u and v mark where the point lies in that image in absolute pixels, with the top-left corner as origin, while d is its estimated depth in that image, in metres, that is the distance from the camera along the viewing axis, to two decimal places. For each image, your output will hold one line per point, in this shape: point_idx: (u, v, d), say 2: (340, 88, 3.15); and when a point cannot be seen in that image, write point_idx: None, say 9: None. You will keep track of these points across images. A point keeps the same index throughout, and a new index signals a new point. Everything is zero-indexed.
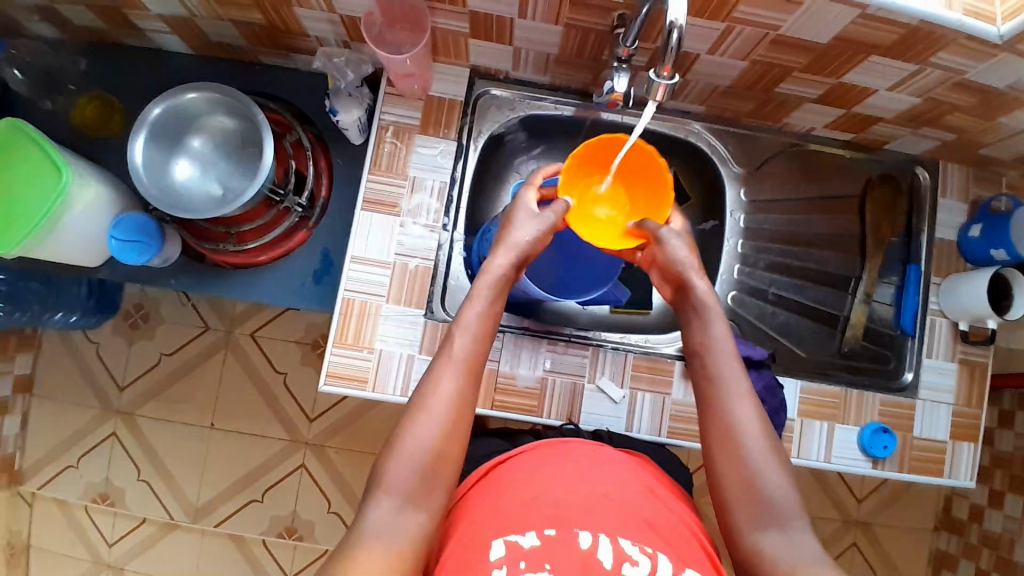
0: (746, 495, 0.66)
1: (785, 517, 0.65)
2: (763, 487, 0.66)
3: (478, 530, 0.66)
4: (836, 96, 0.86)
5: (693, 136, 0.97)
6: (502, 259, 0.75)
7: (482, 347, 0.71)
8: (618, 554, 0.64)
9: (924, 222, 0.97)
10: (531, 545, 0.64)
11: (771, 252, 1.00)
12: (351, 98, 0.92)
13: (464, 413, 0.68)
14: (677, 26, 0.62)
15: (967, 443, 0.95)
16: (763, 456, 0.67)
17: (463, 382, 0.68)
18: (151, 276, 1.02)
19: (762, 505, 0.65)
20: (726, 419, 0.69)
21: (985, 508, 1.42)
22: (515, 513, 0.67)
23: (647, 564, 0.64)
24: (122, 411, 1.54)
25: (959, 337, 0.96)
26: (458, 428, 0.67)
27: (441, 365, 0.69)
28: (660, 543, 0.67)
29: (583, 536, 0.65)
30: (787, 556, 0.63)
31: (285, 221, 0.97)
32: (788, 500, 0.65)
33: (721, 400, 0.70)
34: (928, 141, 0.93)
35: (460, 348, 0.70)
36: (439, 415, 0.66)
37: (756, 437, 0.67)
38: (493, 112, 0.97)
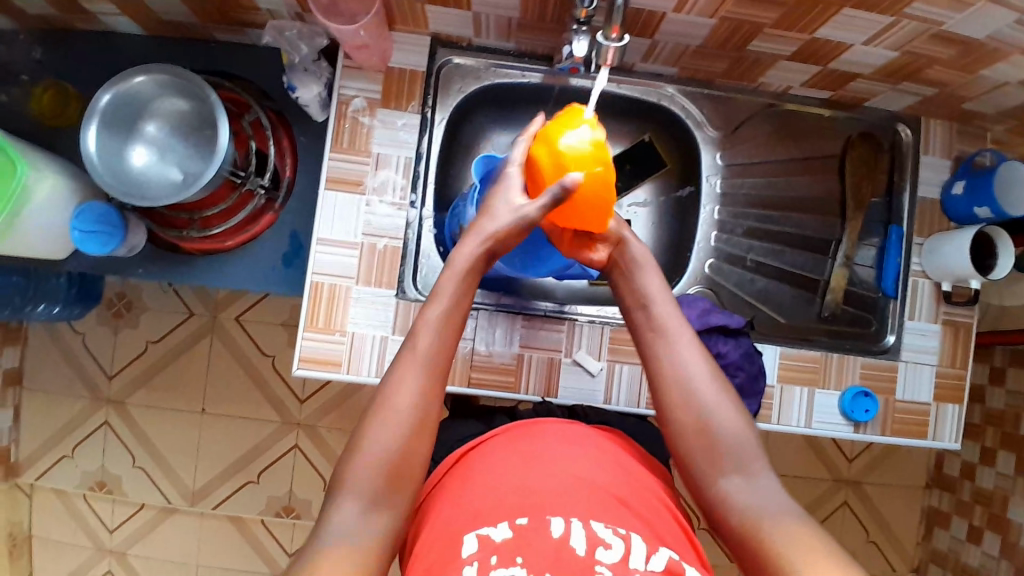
0: (703, 441, 0.67)
1: (743, 459, 0.66)
2: (718, 430, 0.67)
3: (451, 526, 0.65)
4: (811, 52, 0.82)
5: (666, 100, 0.93)
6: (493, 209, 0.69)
7: (447, 343, 0.65)
8: (591, 539, 0.62)
9: (906, 178, 0.94)
10: (503, 538, 0.62)
11: (749, 217, 0.98)
12: (309, 73, 0.89)
13: (428, 422, 0.63)
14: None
15: (951, 405, 0.94)
16: (717, 397, 0.68)
17: (430, 376, 0.64)
18: (120, 266, 1.00)
19: (719, 448, 0.67)
20: (675, 369, 0.70)
21: (977, 465, 1.42)
22: (486, 505, 0.65)
23: (620, 547, 0.62)
24: (113, 400, 1.54)
25: (942, 297, 0.94)
26: (420, 439, 0.62)
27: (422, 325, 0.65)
28: (634, 522, 0.66)
29: (555, 523, 0.63)
30: (745, 496, 0.64)
31: (250, 204, 0.95)
32: (744, 441, 0.67)
33: (667, 349, 0.71)
34: (909, 96, 0.90)
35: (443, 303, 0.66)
36: (415, 383, 0.62)
37: (703, 380, 0.69)
38: (457, 82, 0.93)
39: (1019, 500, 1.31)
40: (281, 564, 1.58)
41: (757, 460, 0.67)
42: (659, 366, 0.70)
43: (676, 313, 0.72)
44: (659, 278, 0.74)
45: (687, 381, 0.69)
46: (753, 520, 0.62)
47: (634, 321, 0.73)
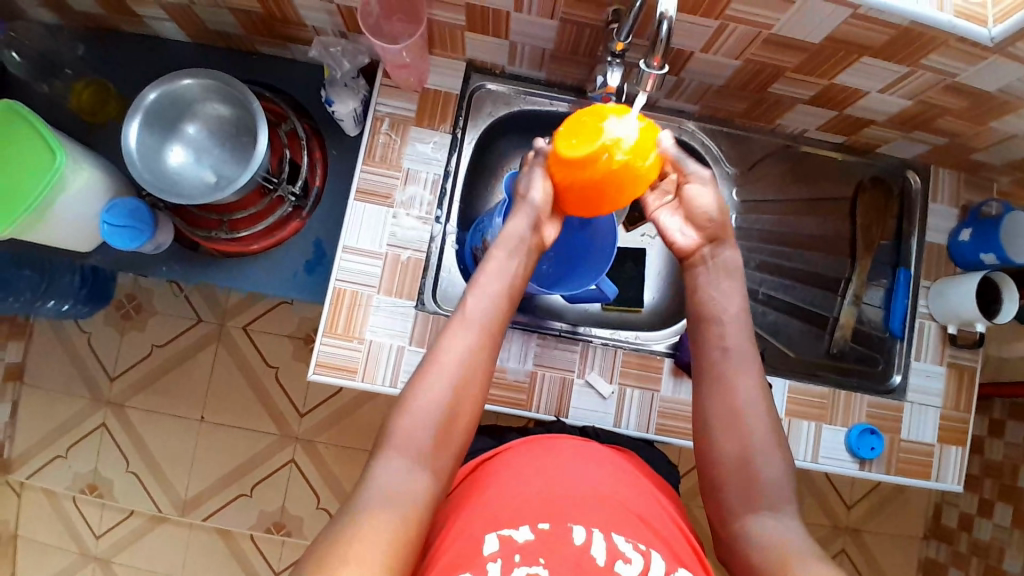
0: (739, 474, 0.69)
1: (777, 501, 0.67)
2: (758, 468, 0.69)
3: (471, 524, 0.66)
4: (830, 96, 0.86)
5: (686, 135, 0.98)
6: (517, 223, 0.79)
7: (494, 309, 0.75)
8: (611, 550, 0.63)
9: (914, 226, 0.98)
10: (525, 540, 0.63)
11: (762, 252, 1.00)
12: (347, 90, 0.93)
13: (474, 376, 0.71)
14: (667, 18, 0.63)
15: (956, 448, 0.95)
16: (763, 436, 0.71)
17: (478, 337, 0.73)
18: (143, 263, 1.02)
19: (756, 485, 0.68)
20: (730, 399, 0.73)
21: (975, 517, 1.43)
22: (508, 508, 0.67)
23: (640, 561, 0.63)
24: (112, 402, 1.53)
25: (948, 340, 0.96)
26: (469, 389, 0.70)
27: (456, 326, 0.73)
28: (653, 539, 0.67)
29: (577, 532, 0.64)
30: (771, 537, 0.64)
31: (278, 210, 0.98)
32: (780, 485, 0.68)
33: (725, 377, 0.75)
34: (919, 145, 0.94)
35: (475, 310, 0.74)
36: (449, 375, 0.69)
37: (757, 417, 0.72)
38: (488, 106, 0.98)
39: (1017, 554, 1.30)
40: None
41: (789, 506, 0.67)
42: (716, 387, 0.74)
43: (743, 340, 0.77)
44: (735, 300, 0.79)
45: (739, 410, 0.72)
46: (775, 551, 0.62)
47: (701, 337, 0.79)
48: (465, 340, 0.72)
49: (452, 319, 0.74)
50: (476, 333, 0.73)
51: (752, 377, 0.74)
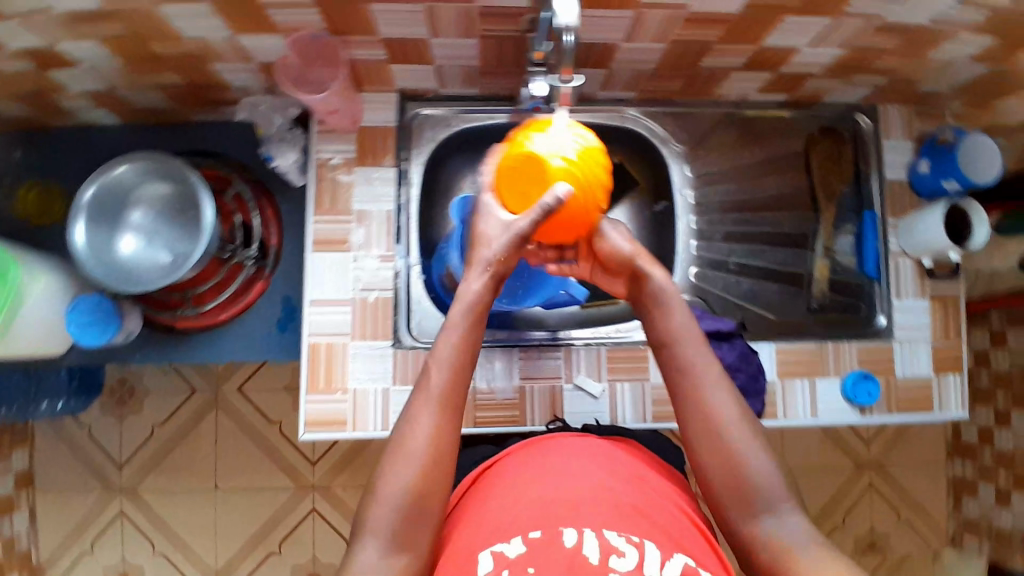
0: (734, 484, 0.67)
1: (774, 499, 0.66)
2: (751, 472, 0.67)
3: (466, 546, 0.65)
4: (761, 59, 0.85)
5: (629, 122, 0.98)
6: (475, 281, 0.74)
7: (459, 379, 0.70)
8: (604, 546, 0.62)
9: (872, 166, 0.97)
10: (517, 553, 0.62)
11: (725, 223, 1.00)
12: (285, 142, 0.95)
13: (445, 449, 0.67)
14: (570, 30, 0.64)
15: (953, 375, 0.95)
16: (749, 444, 0.68)
17: (443, 414, 0.68)
18: (117, 354, 1.01)
19: (750, 491, 0.67)
20: (707, 416, 0.69)
21: (993, 429, 1.43)
22: (501, 521, 0.66)
23: (634, 553, 0.62)
24: (126, 487, 1.53)
25: (925, 273, 0.95)
26: (441, 466, 0.66)
27: (418, 403, 0.69)
28: (648, 529, 0.65)
29: (569, 533, 0.63)
30: (780, 537, 0.65)
31: (240, 275, 0.98)
32: (774, 482, 0.67)
33: (700, 394, 0.70)
34: (862, 87, 0.94)
35: (437, 382, 0.69)
36: (418, 457, 0.66)
37: (736, 427, 0.69)
38: (427, 131, 0.97)
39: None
40: None
41: (788, 502, 0.66)
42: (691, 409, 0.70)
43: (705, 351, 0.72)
44: (683, 313, 0.74)
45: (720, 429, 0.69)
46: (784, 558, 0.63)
47: (663, 363, 0.74)
48: (430, 420, 0.67)
49: (416, 394, 0.69)
50: (434, 412, 0.68)
51: (724, 391, 0.70)
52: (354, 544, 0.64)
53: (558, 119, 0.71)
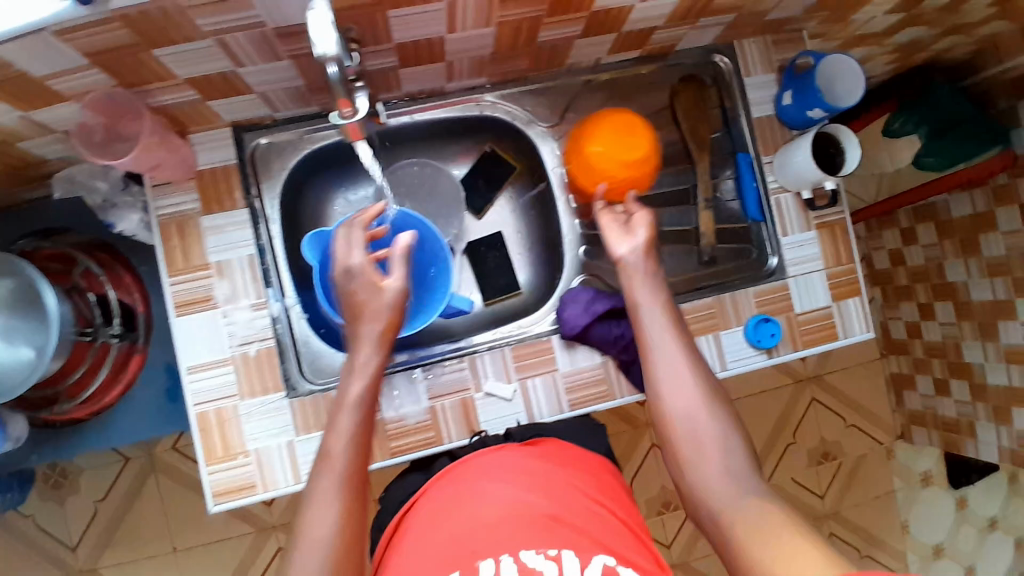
0: (692, 446, 0.68)
1: (732, 460, 0.66)
2: (707, 436, 0.68)
3: None
4: (598, 23, 0.81)
5: (488, 109, 0.93)
6: (361, 355, 0.71)
7: (362, 453, 0.68)
8: (523, 570, 0.63)
9: (738, 106, 0.96)
10: None
11: (605, 194, 0.99)
12: (121, 206, 0.88)
13: (356, 533, 0.64)
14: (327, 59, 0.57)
15: (852, 299, 0.96)
16: (709, 408, 0.69)
17: (348, 497, 0.65)
18: (17, 458, 0.95)
19: (708, 452, 0.67)
20: (663, 379, 0.71)
21: (921, 322, 1.46)
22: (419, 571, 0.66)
23: (552, 569, 0.64)
24: (84, 570, 1.46)
25: (807, 205, 0.95)
26: (352, 548, 0.64)
27: (322, 486, 0.65)
28: (567, 537, 0.67)
29: (486, 566, 0.64)
30: (742, 505, 0.63)
31: (109, 355, 0.91)
32: (733, 445, 0.67)
33: (657, 359, 0.72)
34: (712, 29, 0.90)
35: (342, 461, 0.67)
36: (323, 543, 0.62)
37: (695, 394, 0.69)
38: (275, 160, 0.90)
39: (972, 343, 1.32)
40: None
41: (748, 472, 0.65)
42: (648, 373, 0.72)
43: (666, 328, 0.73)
44: (654, 294, 0.76)
45: (681, 395, 0.69)
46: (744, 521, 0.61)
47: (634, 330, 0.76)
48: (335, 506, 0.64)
49: (317, 474, 0.66)
50: (339, 498, 0.64)
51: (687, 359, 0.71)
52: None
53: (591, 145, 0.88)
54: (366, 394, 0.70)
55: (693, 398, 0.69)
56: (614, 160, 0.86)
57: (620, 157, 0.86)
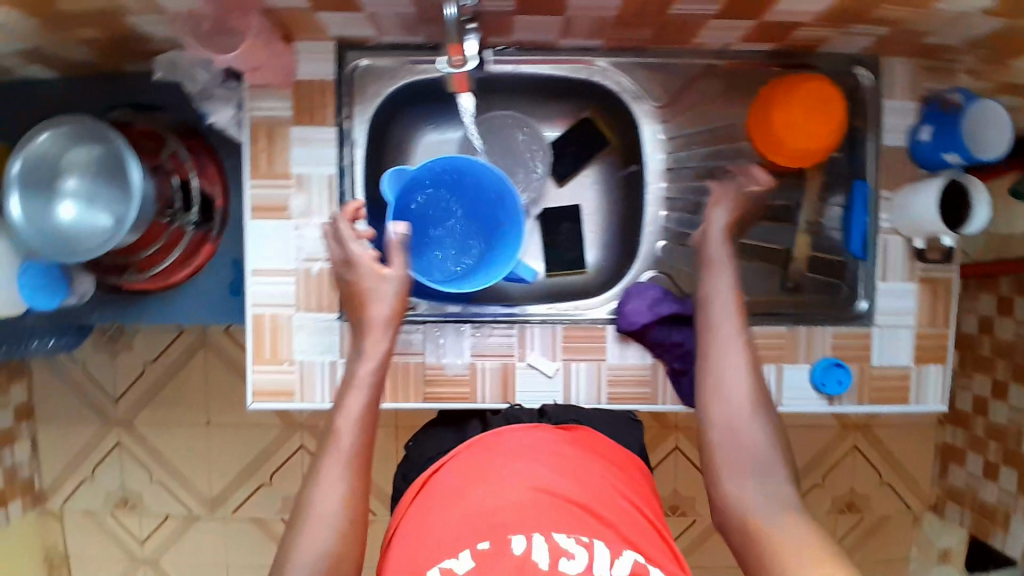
0: (730, 443, 0.70)
1: (761, 464, 0.69)
2: (747, 434, 0.70)
3: (415, 563, 0.65)
4: (739, 8, 0.73)
5: (598, 75, 0.87)
6: (375, 351, 0.75)
7: (367, 435, 0.72)
8: (553, 550, 0.62)
9: (867, 128, 0.86)
10: (467, 567, 0.62)
11: (701, 191, 0.92)
12: (218, 98, 0.88)
13: (358, 512, 0.68)
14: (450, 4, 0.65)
15: (934, 365, 0.89)
16: (752, 409, 0.71)
17: (353, 476, 0.69)
18: (76, 314, 1.00)
19: (743, 450, 0.70)
20: (714, 372, 0.73)
21: (991, 400, 1.36)
22: (448, 538, 0.66)
23: (582, 555, 0.62)
24: (122, 420, 1.59)
25: (915, 255, 0.87)
26: (356, 526, 0.67)
27: (330, 463, 0.69)
28: (596, 529, 0.66)
29: (516, 541, 0.63)
30: (748, 506, 0.67)
31: (183, 240, 0.94)
32: (768, 448, 0.70)
33: (714, 351, 0.74)
34: (862, 38, 0.81)
35: (347, 441, 0.70)
36: (329, 520, 0.66)
37: (741, 388, 0.72)
38: (371, 84, 0.88)
39: None
40: None
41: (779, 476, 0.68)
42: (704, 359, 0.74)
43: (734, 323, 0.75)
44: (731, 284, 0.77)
45: (727, 389, 0.72)
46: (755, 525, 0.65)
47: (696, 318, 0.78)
48: (341, 485, 0.68)
49: (324, 456, 0.70)
50: (346, 471, 0.69)
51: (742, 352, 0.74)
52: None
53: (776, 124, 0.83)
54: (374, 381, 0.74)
55: (737, 395, 0.71)
56: (802, 127, 0.81)
57: (811, 128, 0.81)
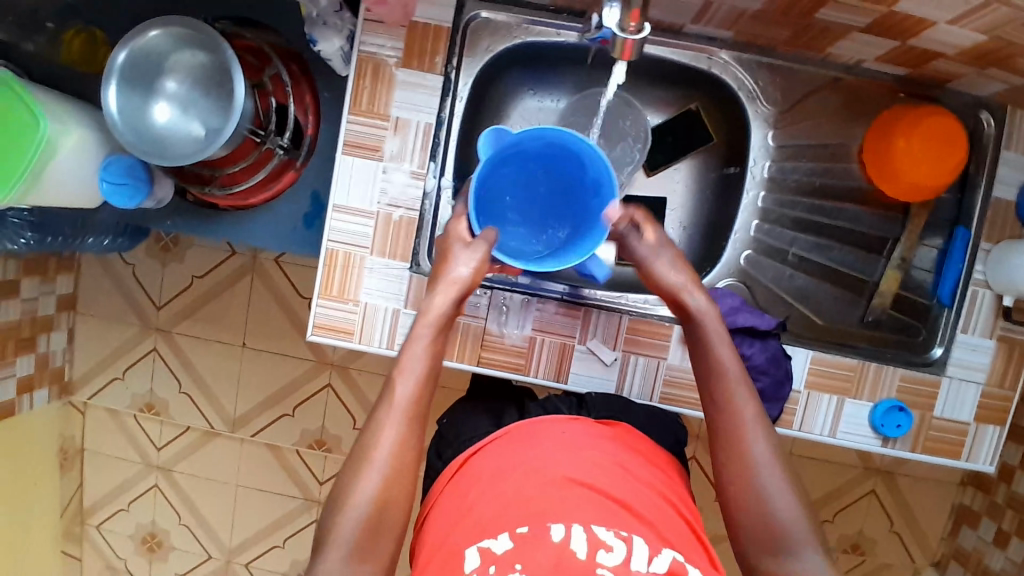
0: (757, 521, 0.63)
1: (794, 546, 0.62)
2: (776, 515, 0.63)
3: (454, 537, 0.63)
4: (888, 25, 0.70)
5: (717, 67, 0.84)
6: (441, 297, 0.71)
7: (424, 391, 0.68)
8: (591, 541, 0.60)
9: (983, 173, 0.83)
10: (504, 549, 0.59)
11: (795, 207, 0.91)
12: (328, 27, 0.85)
13: (408, 462, 0.66)
14: None
15: (991, 427, 0.86)
16: (777, 484, 0.64)
17: (407, 427, 0.66)
18: (149, 218, 1.01)
19: (769, 530, 0.63)
20: (739, 450, 0.66)
21: (1017, 470, 1.34)
22: (489, 517, 0.63)
23: (621, 549, 0.60)
24: (160, 328, 1.62)
25: (1002, 312, 0.84)
26: (405, 476, 0.65)
27: (383, 414, 0.67)
28: (637, 524, 0.63)
29: (556, 529, 0.60)
30: None
31: (270, 163, 0.94)
32: (800, 526, 0.62)
33: (735, 423, 0.67)
34: (994, 83, 0.78)
35: (400, 394, 0.67)
36: (378, 468, 0.64)
37: (767, 466, 0.65)
38: (486, 37, 0.87)
39: None
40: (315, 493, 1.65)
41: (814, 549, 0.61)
42: (726, 437, 0.67)
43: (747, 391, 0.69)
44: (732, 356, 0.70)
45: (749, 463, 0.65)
46: None
47: (710, 396, 0.70)
48: (394, 432, 0.66)
49: (380, 405, 0.67)
50: (401, 424, 0.66)
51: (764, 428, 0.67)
52: (318, 555, 0.62)
53: (892, 145, 0.82)
54: (434, 337, 0.71)
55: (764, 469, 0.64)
56: (917, 161, 0.80)
57: (926, 164, 0.80)
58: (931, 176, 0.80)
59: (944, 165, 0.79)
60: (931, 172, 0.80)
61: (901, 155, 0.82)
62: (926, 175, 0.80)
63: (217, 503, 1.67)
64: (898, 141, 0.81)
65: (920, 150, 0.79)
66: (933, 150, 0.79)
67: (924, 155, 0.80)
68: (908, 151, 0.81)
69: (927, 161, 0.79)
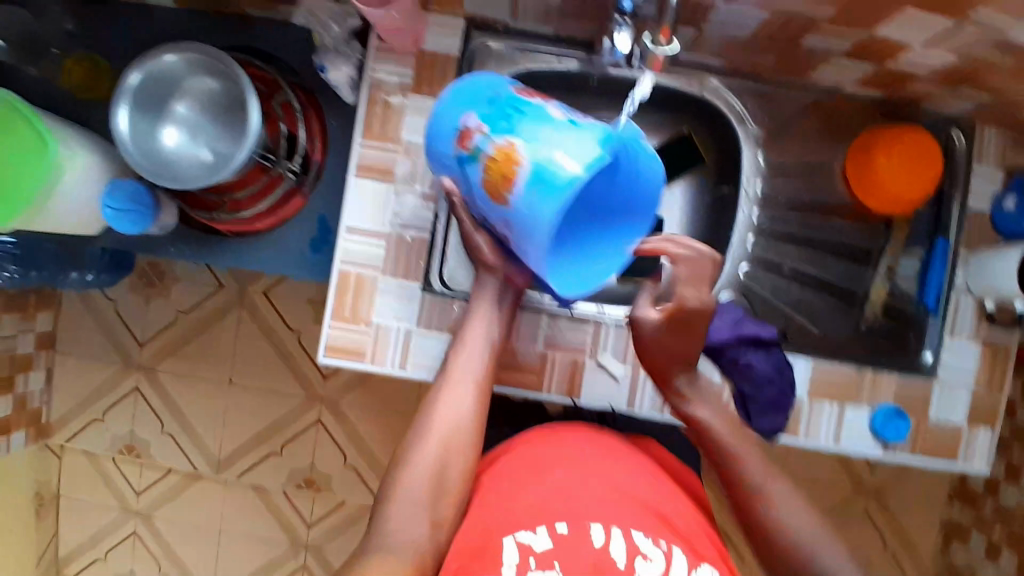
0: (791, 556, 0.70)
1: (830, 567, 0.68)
2: (807, 545, 0.70)
3: (490, 532, 0.63)
4: (867, 47, 0.78)
5: (709, 93, 0.91)
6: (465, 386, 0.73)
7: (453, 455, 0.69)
8: (630, 549, 0.61)
9: (957, 188, 0.90)
10: (543, 545, 0.60)
11: (789, 223, 0.97)
12: (339, 55, 0.89)
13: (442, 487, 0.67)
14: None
15: (984, 429, 0.90)
16: (798, 513, 0.71)
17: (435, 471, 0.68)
18: (151, 244, 1.01)
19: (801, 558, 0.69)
20: (756, 493, 0.73)
21: (1001, 482, 1.38)
22: (526, 512, 0.64)
23: (660, 560, 0.61)
24: (143, 366, 1.55)
25: (983, 316, 0.89)
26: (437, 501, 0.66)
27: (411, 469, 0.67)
28: (672, 536, 0.65)
29: (595, 532, 0.62)
30: None
31: (278, 188, 0.94)
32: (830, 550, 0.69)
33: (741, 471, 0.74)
34: (963, 102, 0.86)
35: (427, 457, 0.68)
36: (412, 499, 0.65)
37: (781, 496, 0.72)
38: (492, 67, 0.91)
39: None
40: (300, 536, 1.58)
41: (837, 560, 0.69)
42: (739, 486, 0.74)
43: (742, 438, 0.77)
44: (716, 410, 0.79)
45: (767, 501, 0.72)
46: None
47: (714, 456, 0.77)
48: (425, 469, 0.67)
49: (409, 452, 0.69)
50: (442, 441, 0.69)
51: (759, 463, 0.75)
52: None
53: (875, 162, 0.88)
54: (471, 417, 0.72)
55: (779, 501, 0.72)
56: (900, 175, 0.87)
57: (908, 177, 0.86)
58: (914, 189, 0.87)
59: (926, 177, 0.86)
60: (915, 184, 0.86)
61: (883, 172, 0.88)
62: (910, 187, 0.87)
63: (200, 550, 1.59)
64: (880, 157, 0.88)
65: (899, 163, 0.87)
66: (910, 165, 0.86)
67: (901, 170, 0.87)
68: (889, 168, 0.87)
69: (909, 174, 0.86)
